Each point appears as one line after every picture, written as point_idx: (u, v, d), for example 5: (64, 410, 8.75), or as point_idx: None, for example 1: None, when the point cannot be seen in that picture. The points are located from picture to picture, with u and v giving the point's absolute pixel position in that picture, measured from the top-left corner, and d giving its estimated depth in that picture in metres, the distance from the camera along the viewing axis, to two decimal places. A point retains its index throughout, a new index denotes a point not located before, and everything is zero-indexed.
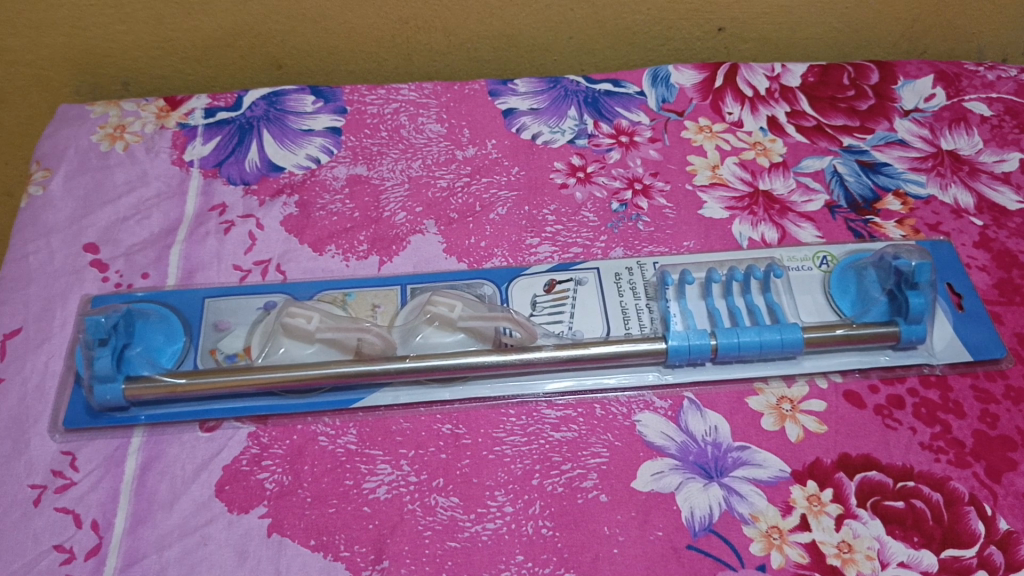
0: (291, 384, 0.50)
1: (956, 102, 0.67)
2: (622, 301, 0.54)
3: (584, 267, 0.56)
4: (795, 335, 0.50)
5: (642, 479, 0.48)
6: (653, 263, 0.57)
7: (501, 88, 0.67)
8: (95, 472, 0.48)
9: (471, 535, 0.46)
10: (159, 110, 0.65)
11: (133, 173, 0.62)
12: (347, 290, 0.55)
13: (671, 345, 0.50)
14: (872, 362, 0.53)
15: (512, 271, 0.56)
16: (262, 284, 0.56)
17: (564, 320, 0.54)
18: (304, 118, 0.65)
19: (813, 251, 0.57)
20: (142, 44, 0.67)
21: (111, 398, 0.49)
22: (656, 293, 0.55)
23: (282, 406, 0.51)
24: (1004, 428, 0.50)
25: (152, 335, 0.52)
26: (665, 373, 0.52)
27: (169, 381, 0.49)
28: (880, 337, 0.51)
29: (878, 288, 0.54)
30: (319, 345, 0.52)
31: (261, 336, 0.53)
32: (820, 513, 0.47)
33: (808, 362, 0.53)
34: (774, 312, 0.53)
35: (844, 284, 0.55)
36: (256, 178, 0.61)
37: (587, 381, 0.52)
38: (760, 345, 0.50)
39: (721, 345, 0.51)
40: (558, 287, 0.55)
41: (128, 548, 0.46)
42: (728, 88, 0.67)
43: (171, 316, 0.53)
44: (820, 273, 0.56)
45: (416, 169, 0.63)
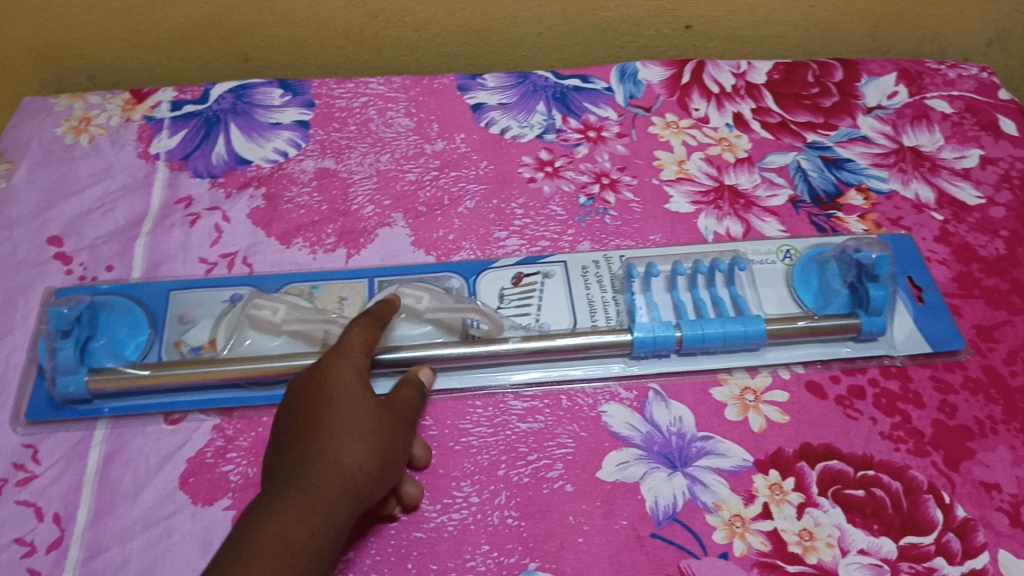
0: (256, 376, 0.50)
1: (918, 100, 0.68)
2: (589, 294, 0.55)
3: (552, 260, 0.57)
4: (758, 327, 0.51)
5: (607, 469, 0.49)
6: (619, 257, 0.57)
7: (470, 83, 0.68)
8: (57, 464, 0.48)
9: (436, 525, 0.46)
10: (125, 103, 0.65)
11: (98, 166, 0.61)
12: (314, 283, 0.55)
13: (636, 336, 0.51)
14: (833, 354, 0.53)
15: (479, 264, 0.57)
16: (228, 277, 0.55)
17: (531, 314, 0.54)
18: (271, 111, 0.65)
19: (777, 245, 0.58)
20: (108, 36, 0.67)
21: (74, 389, 0.49)
22: (622, 285, 0.55)
23: (249, 398, 0.51)
24: (962, 417, 0.51)
25: (116, 327, 0.52)
26: (631, 365, 0.53)
27: (133, 373, 0.49)
28: (841, 328, 0.52)
29: (840, 280, 0.55)
30: (286, 337, 0.52)
31: (227, 328, 0.53)
32: (781, 501, 0.48)
33: (771, 353, 0.53)
34: (737, 304, 0.54)
35: (806, 276, 0.56)
36: (223, 172, 0.61)
37: (554, 373, 0.53)
38: (724, 337, 0.51)
39: (686, 336, 0.51)
40: (526, 281, 0.56)
41: (91, 540, 0.46)
42: (695, 85, 0.68)
43: (136, 308, 0.53)
44: (784, 266, 0.57)
45: (384, 162, 0.63)
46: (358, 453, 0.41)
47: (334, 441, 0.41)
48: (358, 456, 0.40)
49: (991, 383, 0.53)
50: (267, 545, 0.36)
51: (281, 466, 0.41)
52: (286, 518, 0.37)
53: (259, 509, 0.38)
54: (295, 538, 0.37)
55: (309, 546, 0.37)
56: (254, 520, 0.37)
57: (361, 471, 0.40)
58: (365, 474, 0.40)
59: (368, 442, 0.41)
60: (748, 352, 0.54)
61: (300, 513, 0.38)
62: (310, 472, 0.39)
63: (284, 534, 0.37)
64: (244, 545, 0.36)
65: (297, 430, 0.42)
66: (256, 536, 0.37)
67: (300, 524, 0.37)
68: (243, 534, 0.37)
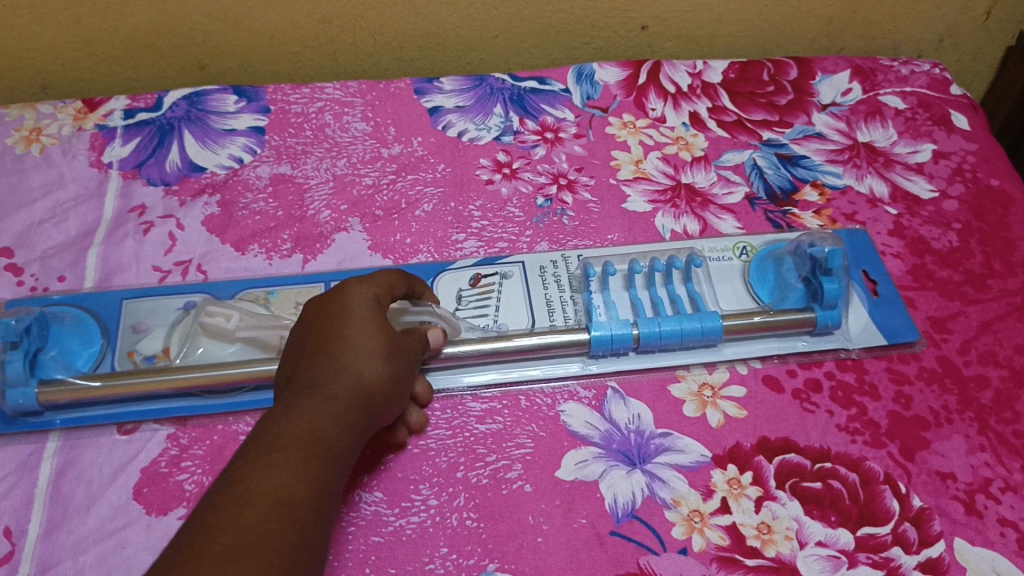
0: (211, 383, 0.50)
1: (871, 96, 0.69)
2: (547, 294, 0.55)
3: (510, 260, 0.57)
4: (715, 323, 0.52)
5: (566, 468, 0.48)
6: (576, 256, 0.57)
7: (427, 86, 0.68)
8: (8, 478, 0.47)
9: (395, 529, 0.46)
10: (76, 112, 0.64)
11: (50, 176, 0.61)
12: (269, 289, 0.55)
13: (594, 335, 0.52)
14: (790, 348, 0.54)
15: (437, 265, 0.57)
16: (181, 285, 0.55)
17: (489, 315, 0.54)
18: (226, 118, 0.64)
19: (733, 242, 0.58)
20: (59, 45, 0.66)
21: (24, 402, 0.48)
22: (580, 285, 0.56)
23: (202, 406, 0.50)
24: (917, 408, 0.52)
25: (68, 338, 0.52)
26: (589, 364, 0.53)
27: (84, 384, 0.49)
28: (794, 323, 0.53)
29: (795, 274, 0.56)
30: (241, 343, 0.52)
31: (180, 335, 0.53)
32: (739, 495, 0.48)
33: (729, 349, 0.54)
34: (694, 300, 0.54)
35: (763, 273, 0.56)
36: (177, 180, 0.61)
37: (513, 374, 0.53)
38: (681, 334, 0.52)
39: (643, 334, 0.52)
40: (483, 282, 0.56)
41: (42, 554, 0.45)
42: (651, 85, 0.68)
43: (88, 319, 0.53)
44: (739, 263, 0.57)
45: (341, 167, 0.62)
46: (375, 369, 0.42)
47: (355, 355, 0.42)
48: (376, 372, 0.42)
49: (945, 373, 0.53)
50: (299, 441, 0.37)
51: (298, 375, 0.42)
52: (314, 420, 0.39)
53: (285, 407, 0.39)
54: (322, 442, 0.38)
55: (334, 449, 0.38)
56: (283, 417, 0.38)
57: (377, 390, 0.42)
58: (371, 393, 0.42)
59: (385, 361, 0.43)
60: (706, 349, 0.54)
61: (326, 417, 0.39)
62: (334, 381, 0.41)
63: (313, 435, 0.38)
64: (274, 438, 0.37)
65: (315, 341, 0.43)
66: (289, 431, 0.38)
67: (325, 430, 0.39)
68: (270, 427, 0.38)
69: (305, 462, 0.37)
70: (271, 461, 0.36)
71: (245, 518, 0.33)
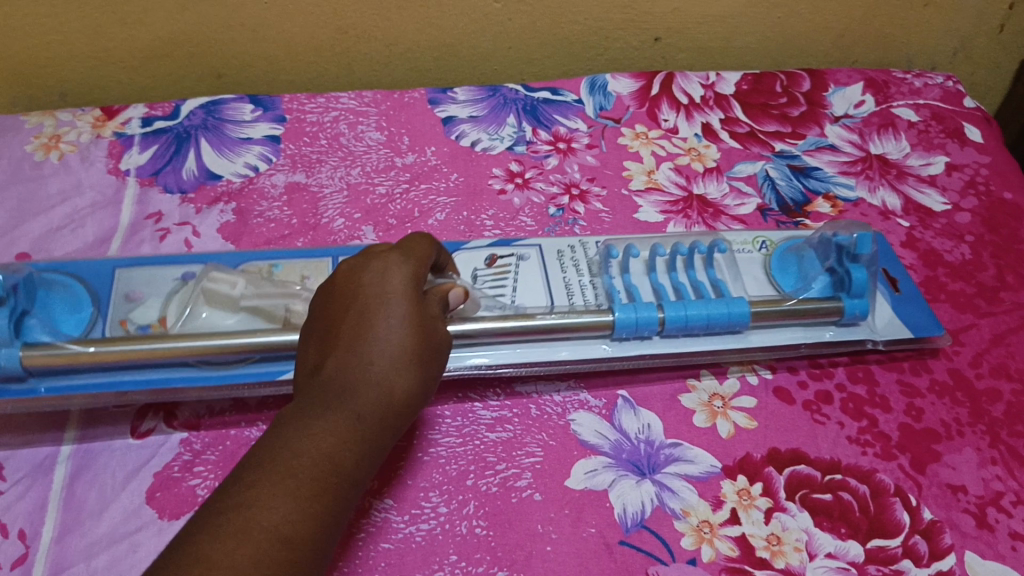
0: (211, 354, 0.50)
1: (884, 108, 0.69)
2: (565, 277, 0.55)
3: (527, 243, 0.58)
4: (743, 308, 0.52)
5: (575, 478, 0.49)
6: (594, 243, 0.58)
7: (441, 97, 0.69)
8: (23, 481, 0.48)
9: (404, 536, 0.46)
10: (95, 120, 0.65)
11: (67, 183, 0.61)
12: (273, 262, 0.55)
13: (618, 317, 0.51)
14: (817, 339, 0.54)
15: (454, 244, 0.57)
16: (180, 257, 0.56)
17: (506, 292, 0.54)
18: (242, 126, 0.65)
19: (753, 236, 0.59)
20: (79, 54, 0.67)
21: (8, 365, 0.48)
22: (599, 269, 0.56)
23: (198, 378, 0.50)
24: (928, 421, 0.51)
25: (56, 305, 0.52)
26: (615, 346, 0.53)
27: (74, 349, 0.49)
28: (823, 310, 0.53)
29: (817, 266, 0.56)
30: (244, 313, 0.53)
31: (177, 304, 0.53)
32: (749, 506, 0.48)
33: (755, 337, 0.54)
34: (717, 286, 0.54)
35: (785, 265, 0.57)
36: (193, 187, 0.61)
37: (539, 353, 0.53)
38: (708, 318, 0.51)
39: (668, 318, 0.51)
40: (499, 263, 0.56)
41: (55, 556, 0.45)
42: (664, 96, 0.69)
43: (78, 287, 0.53)
44: (761, 255, 0.58)
45: (355, 176, 0.63)
46: (407, 381, 0.40)
47: (390, 363, 0.39)
48: (408, 384, 0.40)
49: (956, 386, 0.53)
50: (318, 464, 0.35)
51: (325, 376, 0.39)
52: (335, 438, 0.36)
53: (308, 416, 0.37)
54: (342, 466, 0.36)
55: (354, 474, 0.36)
56: (305, 430, 0.36)
57: (406, 404, 0.40)
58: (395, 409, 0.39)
59: (418, 371, 0.40)
60: (733, 336, 0.54)
61: (349, 437, 0.37)
62: (363, 392, 0.38)
63: (334, 457, 0.36)
64: (293, 456, 0.35)
65: (349, 334, 0.40)
66: (309, 450, 0.35)
67: (347, 451, 0.36)
68: (289, 442, 0.36)
69: (322, 487, 0.34)
70: (285, 485, 0.34)
71: (248, 550, 0.31)
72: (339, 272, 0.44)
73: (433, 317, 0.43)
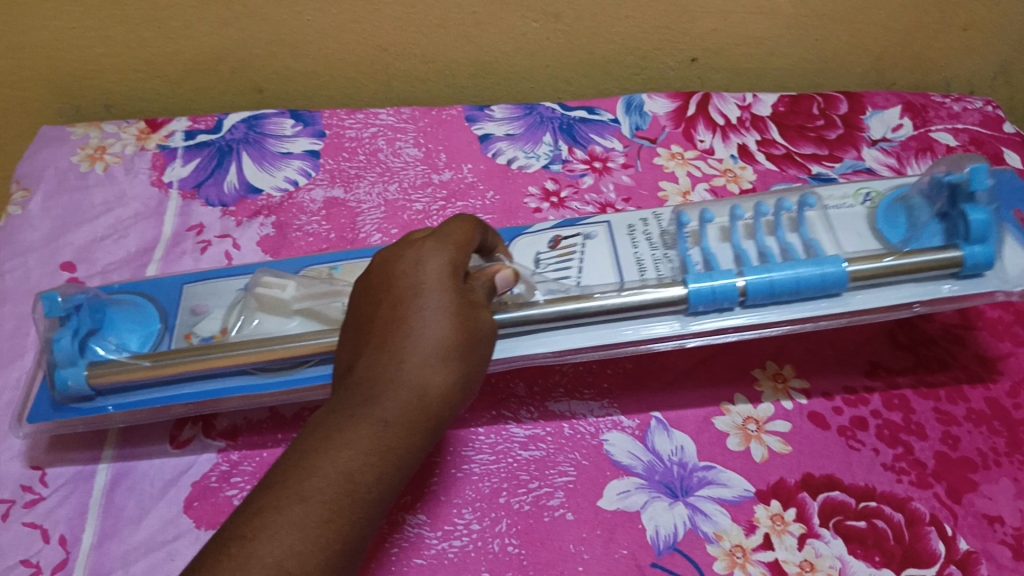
0: (272, 358, 0.48)
1: (922, 132, 0.68)
2: (637, 253, 0.53)
3: (594, 222, 0.56)
4: (837, 268, 0.46)
5: (608, 498, 0.49)
6: (669, 214, 0.56)
7: (478, 114, 0.69)
8: (64, 487, 0.49)
9: (437, 552, 0.46)
10: (139, 132, 0.67)
11: (111, 194, 0.63)
12: (333, 265, 0.55)
13: (691, 289, 0.47)
14: (932, 294, 0.48)
15: (515, 231, 0.57)
16: (243, 267, 0.56)
17: (571, 272, 0.53)
18: (283, 141, 0.66)
19: (854, 189, 0.55)
20: (125, 66, 0.68)
21: (74, 383, 0.47)
22: (673, 242, 0.53)
23: (259, 384, 0.49)
24: (965, 449, 0.51)
25: (125, 323, 0.52)
26: (688, 322, 0.48)
27: (134, 364, 0.48)
28: (931, 263, 0.47)
29: (928, 211, 0.51)
30: (300, 317, 0.52)
31: (236, 312, 0.53)
32: (782, 531, 0.47)
33: (857, 300, 0.48)
34: (809, 246, 0.50)
35: (891, 218, 0.52)
36: (234, 201, 0.62)
37: (605, 333, 0.48)
38: (796, 282, 0.46)
39: (751, 285, 0.46)
40: (563, 243, 0.55)
41: (95, 563, 0.46)
42: (700, 117, 0.69)
43: (147, 304, 0.53)
44: (863, 210, 0.53)
45: (393, 192, 0.63)
46: (438, 379, 0.38)
47: (418, 362, 0.38)
48: (439, 382, 0.38)
49: (993, 415, 0.53)
50: (333, 484, 0.34)
51: (358, 383, 0.37)
52: (355, 452, 0.35)
53: (329, 428, 0.36)
54: (360, 482, 0.34)
55: (376, 488, 0.34)
56: (322, 446, 0.35)
57: (440, 402, 0.38)
58: (427, 414, 0.37)
59: (452, 372, 0.38)
60: (830, 301, 0.48)
61: (369, 449, 0.35)
62: (388, 396, 0.36)
63: (351, 472, 0.34)
64: (306, 476, 0.34)
65: (379, 336, 0.39)
66: (323, 469, 0.34)
67: (367, 465, 0.35)
68: (306, 459, 0.34)
69: (334, 511, 0.33)
70: (293, 512, 0.32)
71: None
72: (376, 267, 0.43)
73: (472, 305, 0.41)
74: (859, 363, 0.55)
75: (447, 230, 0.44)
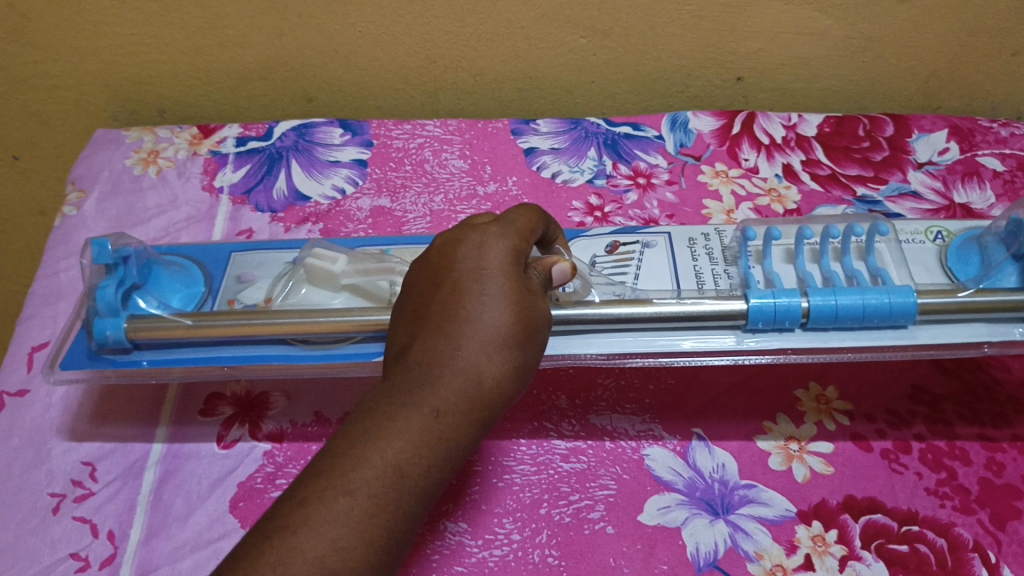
0: (312, 331, 0.48)
1: (969, 156, 0.68)
2: (696, 265, 0.53)
3: (653, 231, 0.56)
4: (905, 300, 0.46)
5: (648, 513, 0.49)
6: (731, 231, 0.56)
7: (524, 128, 0.70)
8: (114, 483, 0.50)
9: (477, 560, 0.47)
10: (192, 137, 0.68)
11: (164, 198, 0.64)
12: (385, 247, 0.55)
13: (752, 304, 0.47)
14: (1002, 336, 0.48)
15: (573, 233, 0.57)
16: (293, 242, 0.56)
17: (629, 277, 0.53)
18: (332, 149, 0.67)
19: (926, 226, 0.55)
20: (180, 73, 0.70)
21: (111, 334, 0.47)
22: (734, 258, 0.53)
23: (296, 356, 0.49)
24: (1009, 476, 0.51)
25: (170, 282, 0.52)
26: (745, 338, 0.48)
27: (174, 322, 0.48)
28: (1002, 305, 0.47)
29: (1003, 252, 0.50)
30: (347, 293, 0.51)
31: (282, 281, 0.52)
32: (823, 553, 0.47)
33: (923, 333, 0.48)
34: (877, 275, 0.49)
35: (964, 255, 0.52)
36: (283, 207, 0.63)
37: (659, 342, 0.49)
38: (863, 310, 0.46)
39: (815, 307, 0.46)
40: (622, 249, 0.55)
41: (142, 559, 0.47)
42: (745, 136, 0.69)
43: (194, 268, 0.54)
44: (934, 247, 0.53)
45: (438, 203, 0.64)
46: (494, 368, 0.37)
47: (474, 350, 0.37)
48: (495, 371, 0.37)
49: None
50: (380, 476, 0.33)
51: (411, 369, 0.37)
52: (405, 442, 0.34)
53: (380, 416, 0.35)
54: (408, 475, 0.34)
55: (423, 481, 0.34)
56: (373, 434, 0.35)
57: (494, 392, 0.37)
58: (480, 404, 0.37)
59: (505, 363, 0.38)
60: (895, 332, 0.48)
61: (419, 439, 0.35)
62: (442, 384, 0.36)
63: (399, 464, 0.34)
64: (354, 467, 0.33)
65: (435, 322, 0.39)
66: (372, 460, 0.34)
67: (417, 456, 0.34)
68: (355, 448, 0.34)
69: (380, 504, 0.33)
70: (338, 505, 0.32)
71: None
72: (436, 249, 0.43)
73: (530, 291, 0.40)
74: (902, 387, 0.55)
75: (510, 218, 0.43)
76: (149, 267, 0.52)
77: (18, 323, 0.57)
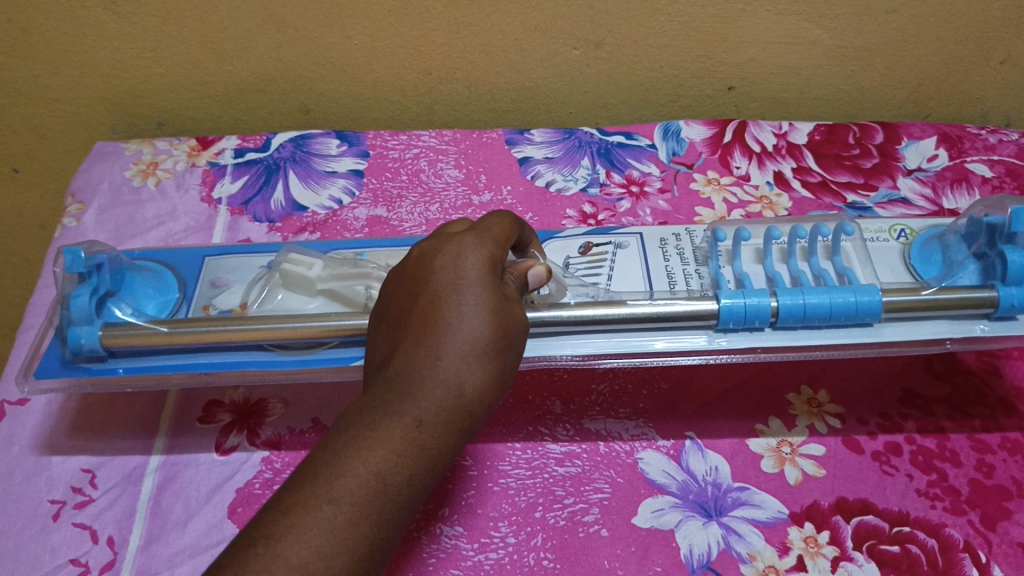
0: (288, 337, 0.48)
1: (958, 163, 0.69)
2: (668, 265, 0.54)
3: (625, 233, 0.57)
4: (871, 298, 0.47)
5: (643, 516, 0.49)
6: (702, 231, 0.56)
7: (518, 138, 0.71)
8: (113, 490, 0.50)
9: (473, 564, 0.47)
10: (190, 149, 0.69)
11: (163, 208, 0.65)
12: (360, 251, 0.56)
13: (723, 305, 0.47)
14: (966, 332, 0.49)
15: (546, 235, 0.58)
16: (265, 246, 0.57)
17: (601, 278, 0.54)
18: (329, 160, 0.68)
19: (890, 224, 0.55)
20: (178, 86, 0.71)
21: (87, 342, 0.47)
22: (705, 259, 0.54)
23: (271, 361, 0.49)
24: (1000, 478, 0.51)
25: (142, 288, 0.53)
26: (717, 337, 0.49)
27: (150, 329, 0.48)
28: (965, 303, 0.47)
29: (964, 249, 0.51)
30: (322, 298, 0.52)
31: (258, 287, 0.53)
32: (816, 554, 0.48)
33: (889, 331, 0.49)
34: (842, 275, 0.50)
35: (926, 253, 0.53)
36: (281, 217, 0.64)
37: (631, 344, 0.49)
38: (830, 310, 0.47)
39: (784, 306, 0.47)
40: (595, 251, 0.56)
41: (141, 564, 0.47)
42: (736, 143, 0.70)
43: (165, 274, 0.54)
44: (897, 245, 0.54)
45: (433, 212, 0.65)
46: (474, 377, 0.38)
47: (455, 361, 0.38)
48: (475, 381, 0.38)
49: None
50: (363, 485, 0.34)
51: (393, 380, 0.38)
52: (387, 451, 0.35)
53: (362, 426, 0.36)
54: (390, 484, 0.34)
55: (405, 490, 0.35)
56: (355, 444, 0.35)
57: (475, 401, 0.38)
58: (459, 416, 0.37)
59: (483, 376, 0.38)
60: (863, 331, 0.49)
61: (401, 449, 0.35)
62: (423, 394, 0.37)
63: (382, 474, 0.34)
64: (337, 477, 0.34)
65: (416, 332, 0.39)
66: (355, 469, 0.34)
67: (399, 466, 0.35)
68: (338, 458, 0.35)
69: (364, 513, 0.34)
70: (322, 513, 0.33)
71: None
72: (414, 259, 0.43)
73: (507, 300, 0.41)
74: (893, 391, 0.55)
75: (486, 227, 0.44)
76: (122, 273, 0.52)
77: (18, 333, 0.58)
